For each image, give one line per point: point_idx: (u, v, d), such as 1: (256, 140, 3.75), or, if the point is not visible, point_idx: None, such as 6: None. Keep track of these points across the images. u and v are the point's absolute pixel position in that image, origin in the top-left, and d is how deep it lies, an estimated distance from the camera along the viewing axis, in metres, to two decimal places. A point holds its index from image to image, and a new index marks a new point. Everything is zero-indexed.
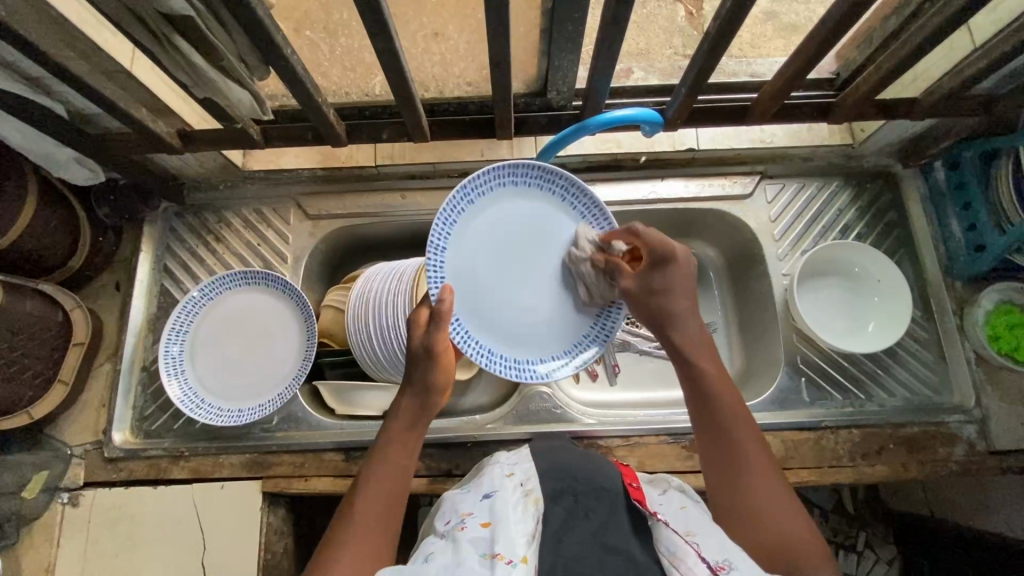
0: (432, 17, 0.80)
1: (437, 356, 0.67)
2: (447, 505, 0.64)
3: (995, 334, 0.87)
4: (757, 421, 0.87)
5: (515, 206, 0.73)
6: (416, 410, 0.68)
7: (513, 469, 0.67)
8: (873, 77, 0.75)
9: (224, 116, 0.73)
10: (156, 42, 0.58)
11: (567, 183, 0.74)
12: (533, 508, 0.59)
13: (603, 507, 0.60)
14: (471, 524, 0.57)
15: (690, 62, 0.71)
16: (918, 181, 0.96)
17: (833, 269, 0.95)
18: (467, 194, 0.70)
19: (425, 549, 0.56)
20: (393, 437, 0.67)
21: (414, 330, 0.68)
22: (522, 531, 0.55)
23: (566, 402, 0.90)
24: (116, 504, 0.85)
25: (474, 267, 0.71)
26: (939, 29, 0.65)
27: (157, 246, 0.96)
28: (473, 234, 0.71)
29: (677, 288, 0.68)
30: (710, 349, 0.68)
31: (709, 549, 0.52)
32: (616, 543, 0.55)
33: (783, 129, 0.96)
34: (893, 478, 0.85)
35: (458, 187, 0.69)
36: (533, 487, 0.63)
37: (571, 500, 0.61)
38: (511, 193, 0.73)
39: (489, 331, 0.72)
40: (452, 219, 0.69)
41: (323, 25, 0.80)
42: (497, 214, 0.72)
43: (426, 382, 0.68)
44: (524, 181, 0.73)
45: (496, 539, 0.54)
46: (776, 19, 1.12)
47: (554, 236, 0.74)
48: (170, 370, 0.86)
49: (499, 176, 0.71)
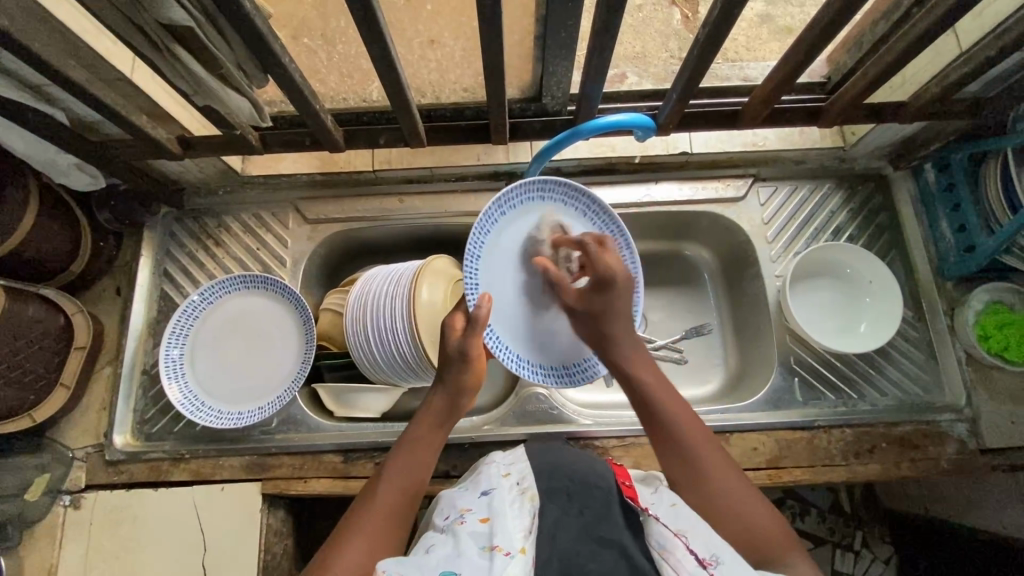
0: (427, 24, 0.82)
1: (471, 359, 0.69)
2: (445, 503, 0.64)
3: (985, 334, 0.87)
4: (751, 421, 0.88)
5: (546, 220, 0.77)
6: (446, 409, 0.71)
7: (509, 468, 0.68)
8: (861, 81, 0.76)
9: (223, 123, 0.74)
10: (156, 51, 0.60)
11: (589, 200, 0.79)
12: (529, 504, 0.59)
13: (596, 504, 0.61)
14: (469, 519, 0.58)
15: (680, 68, 0.72)
16: (909, 183, 0.97)
17: (826, 271, 0.96)
18: (501, 207, 0.74)
19: (426, 541, 0.57)
20: (420, 432, 0.70)
21: (449, 333, 0.71)
22: (518, 525, 0.56)
23: (562, 403, 0.92)
24: (117, 507, 0.86)
25: (506, 274, 0.75)
26: (924, 34, 0.66)
27: (158, 251, 0.97)
28: (505, 245, 0.75)
29: (616, 309, 0.69)
30: (646, 360, 0.70)
31: (698, 543, 0.53)
32: (610, 536, 0.57)
33: (775, 133, 0.99)
34: (886, 476, 0.86)
35: (493, 200, 0.73)
36: (529, 484, 0.63)
37: (565, 498, 0.63)
38: (541, 209, 0.77)
39: (518, 338, 0.75)
40: (487, 230, 0.73)
41: (320, 32, 0.82)
42: (530, 226, 0.76)
43: (459, 384, 0.70)
44: (551, 197, 0.78)
45: (495, 532, 0.55)
46: (770, 23, 1.13)
47: None
48: (171, 373, 0.87)
49: (531, 192, 0.76)
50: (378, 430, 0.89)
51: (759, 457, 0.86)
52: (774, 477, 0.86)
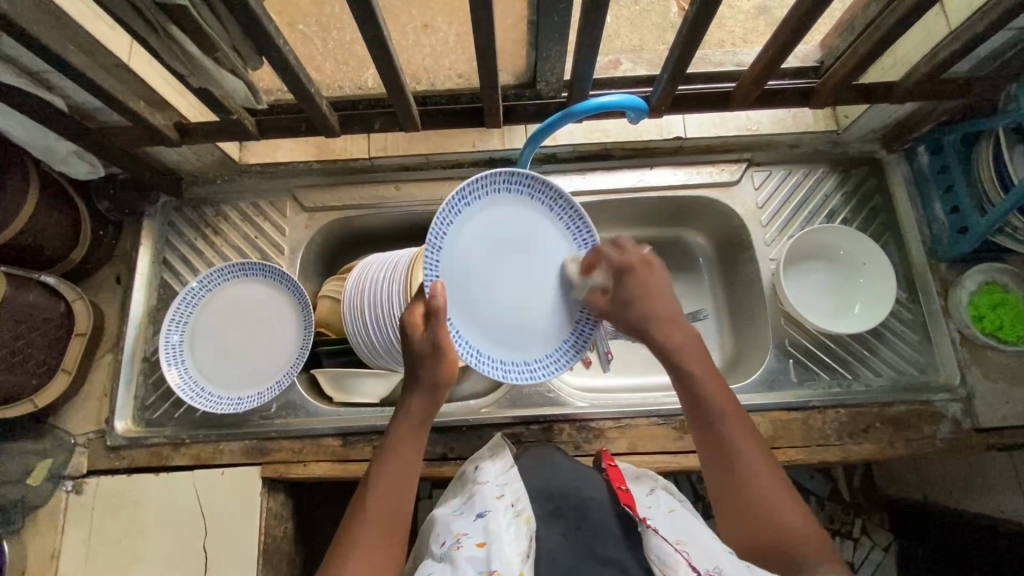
0: (421, 10, 0.88)
1: (443, 349, 0.67)
2: (441, 526, 0.65)
3: (979, 314, 0.89)
4: (745, 402, 0.89)
5: (511, 214, 0.75)
6: (426, 411, 0.70)
7: (503, 489, 0.67)
8: (850, 61, 0.76)
9: (220, 107, 0.75)
10: (151, 33, 0.61)
11: (555, 195, 0.76)
12: (525, 527, 0.60)
13: (591, 519, 0.64)
14: (467, 544, 0.59)
15: (669, 49, 0.73)
16: (902, 166, 0.97)
17: (820, 254, 0.97)
18: (464, 197, 0.72)
19: (424, 571, 0.58)
20: (401, 436, 0.69)
21: (410, 331, 0.69)
22: (515, 548, 0.58)
23: (559, 388, 0.93)
24: (118, 492, 0.87)
25: (467, 263, 0.72)
26: (910, 11, 0.67)
27: (157, 240, 0.98)
28: (469, 235, 0.73)
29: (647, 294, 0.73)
30: (698, 349, 0.72)
31: (697, 558, 0.54)
32: (609, 554, 0.60)
33: (769, 117, 0.99)
34: (881, 456, 0.86)
35: (457, 190, 0.71)
36: (524, 505, 0.63)
37: (561, 518, 0.65)
38: (507, 201, 0.75)
39: (477, 332, 0.73)
40: (449, 219, 0.71)
41: (315, 19, 0.87)
42: (500, 219, 0.75)
43: (435, 379, 0.69)
44: (518, 190, 0.75)
45: (492, 556, 0.57)
46: (767, 14, 1.14)
47: (549, 247, 0.76)
48: (170, 359, 0.89)
49: (496, 183, 0.73)
50: (376, 414, 0.90)
51: None
52: (770, 458, 0.86)
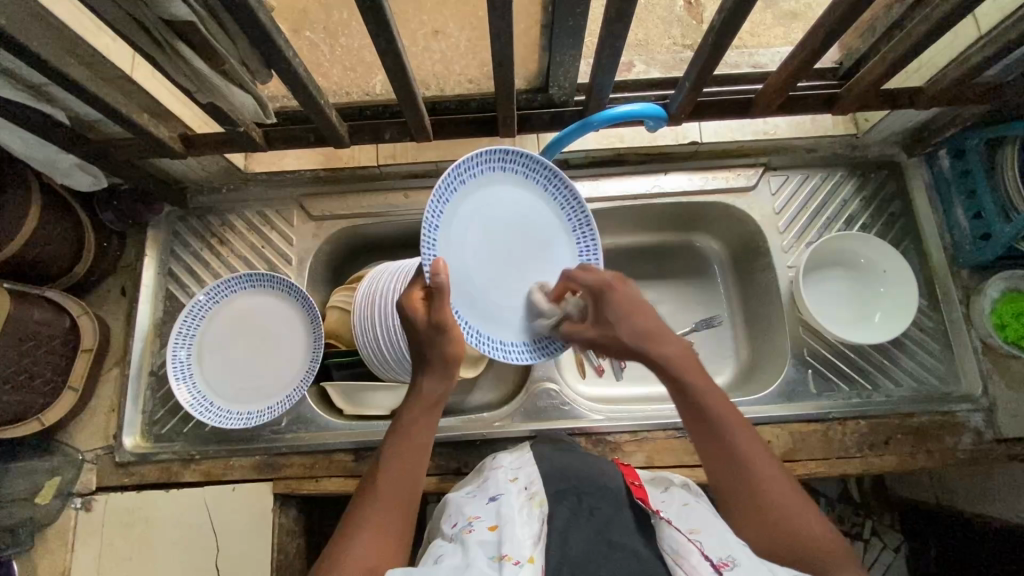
0: (432, 15, 0.77)
1: (447, 328, 0.62)
2: (453, 509, 0.65)
3: (1001, 322, 0.86)
4: (765, 413, 0.87)
5: (511, 192, 0.70)
6: (440, 390, 0.67)
7: (516, 473, 0.69)
8: (877, 68, 0.74)
9: (228, 120, 0.73)
10: (157, 48, 0.58)
11: (553, 174, 0.72)
12: (537, 509, 0.60)
13: (606, 506, 0.61)
14: (479, 527, 0.58)
15: (692, 58, 0.71)
16: (923, 170, 0.95)
17: (839, 261, 0.95)
18: (459, 173, 0.65)
19: (435, 550, 0.57)
20: (416, 417, 0.66)
21: (411, 313, 0.64)
22: (528, 532, 0.57)
23: (574, 399, 0.91)
24: (128, 509, 0.86)
25: (466, 252, 0.66)
26: (944, 19, 0.64)
27: (162, 251, 0.96)
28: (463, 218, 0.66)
29: (629, 312, 0.65)
30: (691, 358, 0.65)
31: (711, 547, 0.53)
32: (621, 540, 0.56)
33: (786, 120, 0.96)
34: (901, 468, 0.85)
35: (451, 168, 0.63)
36: (537, 489, 0.64)
37: (575, 500, 0.63)
38: (505, 178, 0.70)
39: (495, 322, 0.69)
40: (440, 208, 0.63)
41: (323, 26, 0.77)
42: (480, 208, 0.67)
43: (445, 355, 0.64)
44: (514, 168, 0.70)
45: (503, 540, 0.55)
46: (776, 7, 1.09)
47: (546, 228, 0.72)
48: (178, 374, 0.87)
49: (492, 160, 0.68)
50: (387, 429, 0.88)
51: (774, 450, 0.86)
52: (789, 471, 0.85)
